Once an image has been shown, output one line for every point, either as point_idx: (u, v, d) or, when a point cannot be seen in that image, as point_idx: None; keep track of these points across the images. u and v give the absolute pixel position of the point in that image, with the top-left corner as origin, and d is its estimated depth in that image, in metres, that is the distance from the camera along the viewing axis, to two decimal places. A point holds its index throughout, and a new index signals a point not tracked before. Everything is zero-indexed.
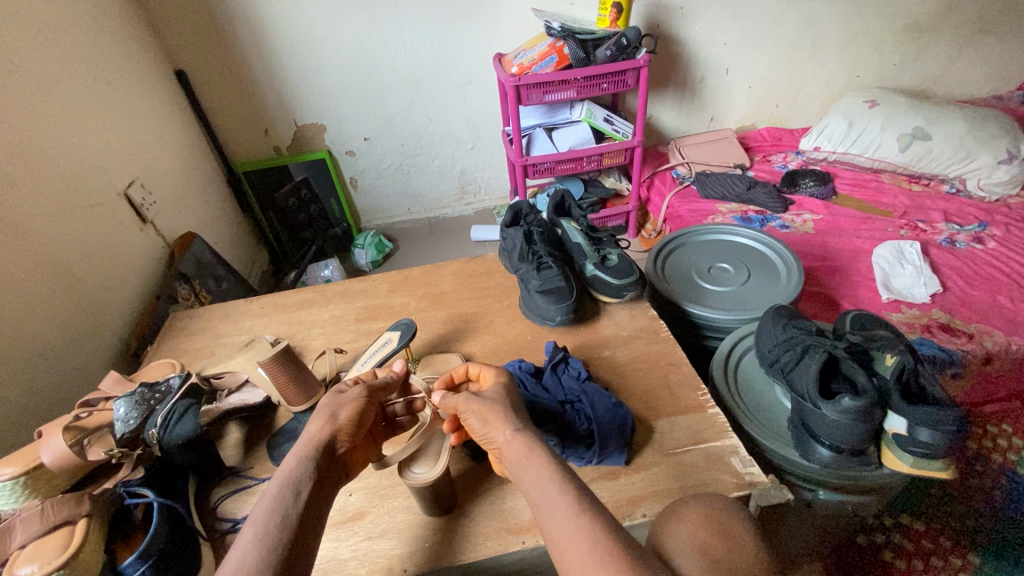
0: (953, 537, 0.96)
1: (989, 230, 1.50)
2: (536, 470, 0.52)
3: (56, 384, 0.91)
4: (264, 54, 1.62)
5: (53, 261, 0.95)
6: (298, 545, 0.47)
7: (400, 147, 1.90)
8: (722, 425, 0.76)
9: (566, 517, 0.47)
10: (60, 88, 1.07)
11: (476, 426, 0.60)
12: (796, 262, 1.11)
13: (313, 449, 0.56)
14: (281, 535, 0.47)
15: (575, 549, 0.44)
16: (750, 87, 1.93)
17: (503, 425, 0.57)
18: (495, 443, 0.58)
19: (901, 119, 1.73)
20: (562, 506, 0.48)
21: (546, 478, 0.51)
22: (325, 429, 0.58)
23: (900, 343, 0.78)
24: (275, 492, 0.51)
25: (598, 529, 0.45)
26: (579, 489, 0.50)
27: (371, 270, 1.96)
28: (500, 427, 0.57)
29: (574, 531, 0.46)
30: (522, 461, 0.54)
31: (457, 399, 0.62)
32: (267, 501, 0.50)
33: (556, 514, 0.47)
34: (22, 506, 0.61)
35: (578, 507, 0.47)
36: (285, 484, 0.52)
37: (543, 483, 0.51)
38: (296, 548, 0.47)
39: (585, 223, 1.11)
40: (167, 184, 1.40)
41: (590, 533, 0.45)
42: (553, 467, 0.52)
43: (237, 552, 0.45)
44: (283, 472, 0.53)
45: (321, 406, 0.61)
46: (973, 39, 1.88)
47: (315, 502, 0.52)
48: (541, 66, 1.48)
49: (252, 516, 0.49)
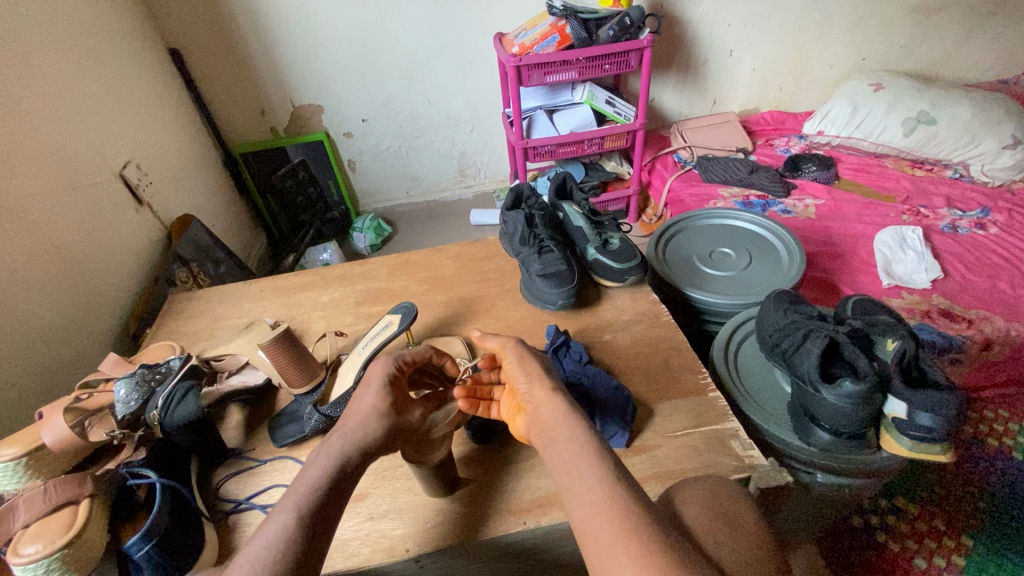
0: (947, 520, 0.97)
1: (991, 216, 1.50)
2: (566, 433, 0.54)
3: (53, 367, 0.91)
4: (261, 33, 1.59)
5: (47, 242, 0.94)
6: (322, 535, 0.47)
7: (398, 129, 1.88)
8: (723, 409, 0.76)
9: (589, 488, 0.47)
10: (51, 65, 1.04)
11: (517, 376, 0.62)
12: (798, 246, 1.10)
13: (355, 447, 0.55)
14: (311, 526, 0.47)
15: (594, 522, 0.45)
16: (754, 70, 1.91)
17: (544, 382, 0.61)
18: (535, 399, 0.59)
19: (907, 103, 1.71)
20: (582, 475, 0.49)
21: (575, 441, 0.52)
22: (378, 442, 0.57)
23: (902, 327, 0.77)
24: (319, 483, 0.50)
25: (616, 500, 0.46)
26: (602, 462, 0.50)
27: (370, 253, 1.95)
28: (544, 385, 0.60)
29: (595, 501, 0.46)
30: (557, 421, 0.56)
31: (502, 342, 0.65)
32: (303, 496, 0.49)
33: (581, 485, 0.48)
34: (23, 487, 0.60)
35: (601, 477, 0.48)
36: (327, 475, 0.51)
37: (573, 448, 0.52)
38: (318, 536, 0.46)
39: (587, 206, 1.10)
40: (163, 165, 1.38)
41: (614, 505, 0.45)
42: (579, 437, 0.53)
43: (272, 535, 0.45)
44: (321, 466, 0.52)
45: (381, 411, 0.59)
46: (980, 22, 1.85)
47: (340, 496, 0.51)
48: (543, 46, 1.45)
49: (289, 501, 0.48)
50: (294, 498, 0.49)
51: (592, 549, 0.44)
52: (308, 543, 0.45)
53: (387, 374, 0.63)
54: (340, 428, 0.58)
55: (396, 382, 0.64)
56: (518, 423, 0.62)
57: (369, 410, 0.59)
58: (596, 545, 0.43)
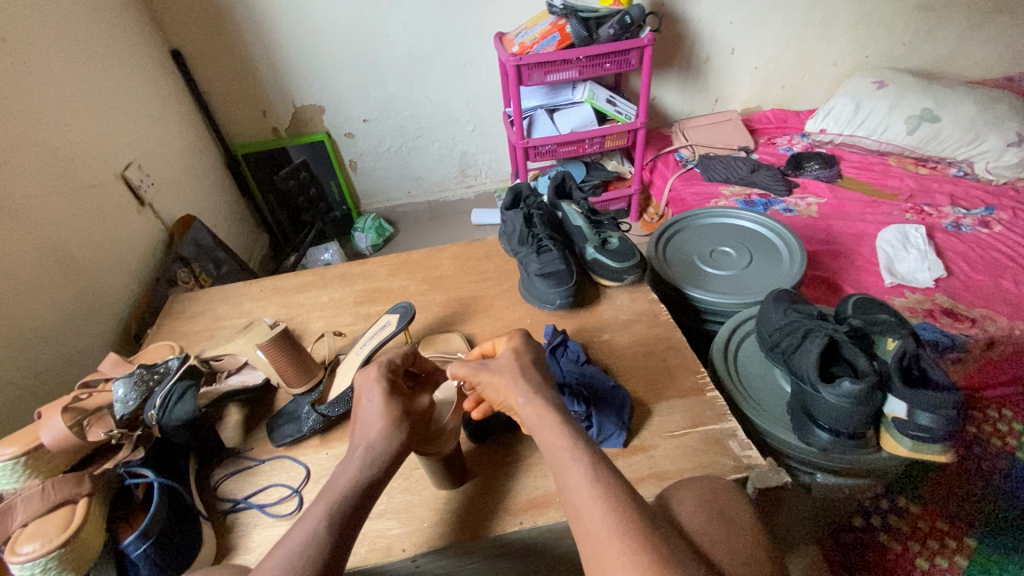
0: (950, 522, 0.97)
1: (996, 214, 1.48)
2: (549, 436, 0.53)
3: (55, 367, 0.91)
4: (262, 34, 1.59)
5: (49, 242, 0.94)
6: (344, 546, 0.47)
7: (399, 129, 1.88)
8: (722, 408, 0.76)
9: (580, 482, 0.47)
10: (54, 68, 1.05)
11: (493, 397, 0.61)
12: (799, 245, 1.10)
13: (378, 455, 0.54)
14: (333, 535, 0.47)
15: (587, 517, 0.45)
16: (756, 68, 1.90)
17: (515, 392, 0.58)
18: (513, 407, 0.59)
19: (910, 101, 1.70)
20: (576, 470, 0.49)
21: (560, 443, 0.52)
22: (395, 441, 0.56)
23: (903, 326, 0.77)
24: (344, 490, 0.51)
25: (610, 500, 0.45)
26: (598, 458, 0.50)
27: (371, 253, 1.95)
28: (513, 394, 0.58)
29: (590, 496, 0.46)
30: (538, 425, 0.55)
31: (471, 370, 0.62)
32: (328, 502, 0.50)
33: (573, 481, 0.48)
34: (21, 485, 0.61)
35: (593, 470, 0.48)
36: (353, 481, 0.52)
37: (561, 449, 0.51)
38: (342, 543, 0.47)
39: (586, 205, 1.09)
40: (165, 165, 1.39)
41: (608, 501, 0.45)
42: (565, 438, 0.52)
43: (301, 538, 0.47)
44: (348, 471, 0.53)
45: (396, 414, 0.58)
46: (986, 19, 1.83)
47: (365, 507, 0.51)
48: (543, 45, 1.44)
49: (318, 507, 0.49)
50: (319, 506, 0.50)
51: (587, 545, 0.44)
52: (329, 553, 0.46)
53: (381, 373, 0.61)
54: (360, 433, 0.57)
55: (393, 377, 0.62)
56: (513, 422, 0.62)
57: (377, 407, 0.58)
58: (588, 543, 0.44)
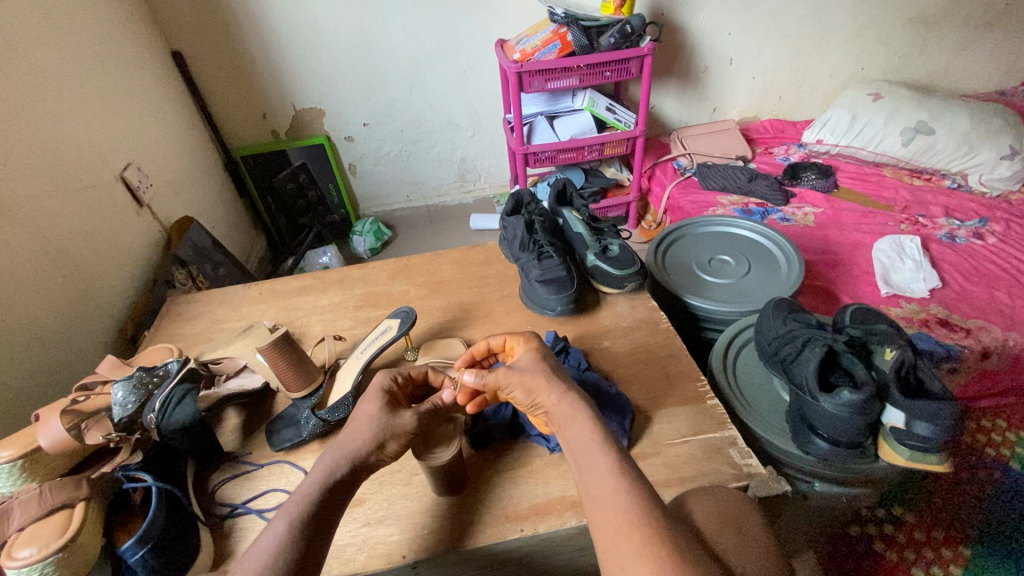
0: (946, 530, 0.97)
1: (989, 226, 1.50)
2: (582, 430, 0.54)
3: (50, 369, 0.90)
4: (263, 36, 1.59)
5: (46, 242, 0.94)
6: (315, 552, 0.48)
7: (399, 133, 1.88)
8: (721, 417, 0.76)
9: (604, 477, 0.48)
10: (55, 68, 1.05)
11: (521, 397, 0.61)
12: (797, 255, 1.10)
13: (349, 456, 0.55)
14: (305, 540, 0.48)
15: (601, 521, 0.45)
16: (754, 78, 1.92)
17: (549, 388, 0.59)
18: (543, 408, 0.60)
19: (905, 113, 1.72)
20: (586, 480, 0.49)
21: (590, 437, 0.53)
22: (371, 452, 0.56)
23: (901, 336, 0.77)
24: (315, 496, 0.51)
25: (627, 499, 0.46)
26: (601, 469, 0.50)
27: (369, 257, 1.95)
28: (550, 391, 0.59)
29: (610, 494, 0.47)
30: (568, 421, 0.56)
31: (498, 376, 0.62)
32: (299, 503, 0.50)
33: (594, 476, 0.49)
34: (19, 489, 0.60)
35: (598, 479, 0.49)
36: (323, 486, 0.52)
37: (586, 442, 0.53)
38: (312, 545, 0.48)
39: (587, 213, 1.09)
40: (164, 166, 1.38)
41: (615, 503, 0.46)
42: (592, 431, 0.54)
43: (270, 540, 0.47)
44: (316, 473, 0.54)
45: (374, 421, 0.58)
46: (979, 34, 1.86)
47: (335, 513, 0.52)
48: (544, 52, 1.46)
49: (286, 511, 0.50)
50: (289, 508, 0.50)
51: (601, 536, 0.45)
52: (299, 558, 0.47)
53: (383, 384, 0.63)
54: (338, 436, 0.57)
55: (392, 394, 0.63)
56: (539, 420, 0.64)
57: (365, 417, 0.58)
58: (604, 539, 0.44)
